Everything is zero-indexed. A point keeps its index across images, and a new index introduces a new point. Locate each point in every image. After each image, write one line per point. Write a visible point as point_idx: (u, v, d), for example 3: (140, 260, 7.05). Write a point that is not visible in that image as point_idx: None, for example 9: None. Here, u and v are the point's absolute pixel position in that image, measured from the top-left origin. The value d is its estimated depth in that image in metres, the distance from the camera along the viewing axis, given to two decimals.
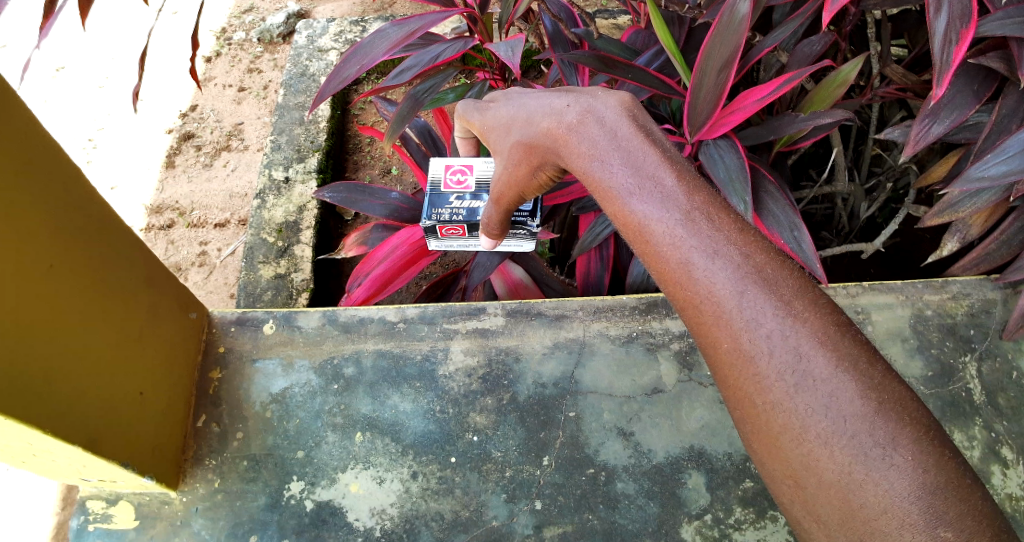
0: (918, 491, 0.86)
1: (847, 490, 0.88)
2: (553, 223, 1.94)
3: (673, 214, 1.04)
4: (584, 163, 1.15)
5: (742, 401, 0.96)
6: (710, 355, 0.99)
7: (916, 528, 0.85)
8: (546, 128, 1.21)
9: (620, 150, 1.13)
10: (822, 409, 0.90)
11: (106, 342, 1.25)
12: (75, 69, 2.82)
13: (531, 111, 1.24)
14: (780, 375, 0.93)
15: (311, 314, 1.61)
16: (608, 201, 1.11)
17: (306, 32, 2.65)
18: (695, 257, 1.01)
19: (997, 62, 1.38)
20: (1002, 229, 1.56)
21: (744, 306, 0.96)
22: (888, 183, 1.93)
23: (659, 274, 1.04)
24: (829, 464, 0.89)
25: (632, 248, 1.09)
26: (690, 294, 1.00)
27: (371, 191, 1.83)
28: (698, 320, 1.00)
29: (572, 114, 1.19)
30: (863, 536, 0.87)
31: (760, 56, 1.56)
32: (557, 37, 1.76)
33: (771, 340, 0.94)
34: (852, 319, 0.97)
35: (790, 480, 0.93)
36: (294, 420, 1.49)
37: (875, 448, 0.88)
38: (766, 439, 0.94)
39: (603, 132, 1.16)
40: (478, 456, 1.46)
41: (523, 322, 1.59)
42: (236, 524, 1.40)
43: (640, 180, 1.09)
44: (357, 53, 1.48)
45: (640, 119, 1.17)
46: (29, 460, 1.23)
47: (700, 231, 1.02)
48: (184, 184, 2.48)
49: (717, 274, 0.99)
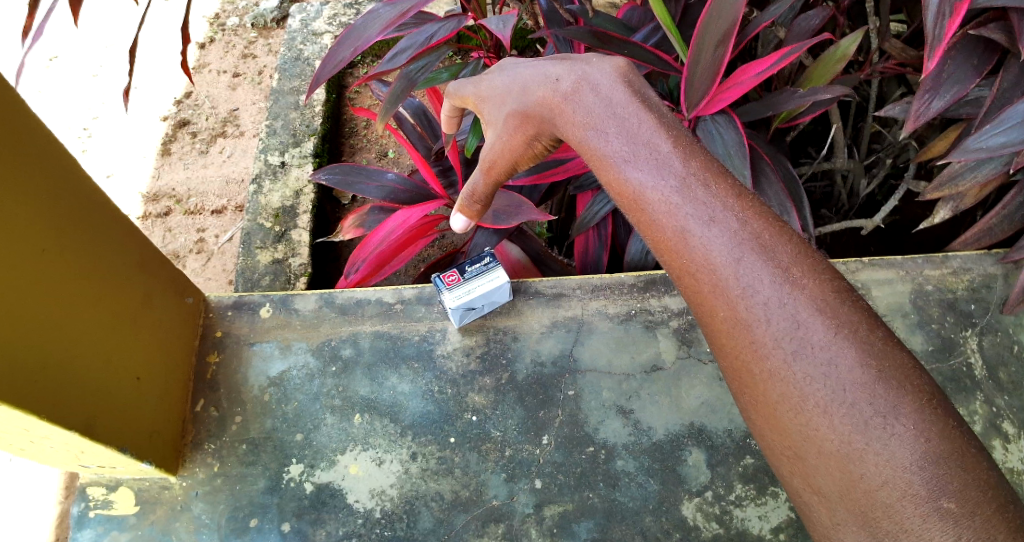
0: (921, 461, 0.85)
1: (847, 461, 0.87)
2: (551, 201, 1.94)
3: (668, 181, 1.04)
4: (579, 131, 1.14)
5: (740, 371, 0.96)
6: (708, 324, 0.99)
7: (918, 499, 0.84)
8: (541, 98, 1.20)
9: (615, 116, 1.12)
10: (821, 378, 0.90)
11: (101, 336, 1.24)
12: (68, 58, 2.80)
13: (526, 81, 1.23)
14: (778, 342, 0.93)
15: (308, 296, 1.60)
16: (603, 169, 1.10)
17: (300, 16, 2.62)
18: (690, 223, 1.00)
19: (998, 35, 1.36)
20: (1003, 203, 1.50)
21: (741, 274, 0.96)
22: (889, 160, 1.91)
23: (655, 243, 1.04)
24: (829, 434, 0.88)
25: (628, 217, 1.08)
26: (685, 262, 1.00)
27: (365, 173, 1.82)
28: (693, 289, 1.00)
29: (566, 84, 1.19)
30: (865, 507, 0.86)
31: (757, 30, 1.52)
32: (551, 16, 1.72)
33: (767, 308, 0.94)
34: (852, 285, 0.96)
35: (789, 451, 0.92)
36: (293, 402, 1.49)
37: (875, 417, 0.87)
38: (765, 409, 0.94)
39: (598, 101, 1.15)
40: (477, 435, 1.46)
41: (521, 302, 1.58)
42: (236, 508, 1.40)
43: (634, 147, 1.09)
44: (350, 36, 1.45)
45: (635, 85, 1.17)
46: (27, 447, 1.22)
47: (697, 197, 1.02)
48: (181, 171, 2.47)
49: (715, 241, 0.98)
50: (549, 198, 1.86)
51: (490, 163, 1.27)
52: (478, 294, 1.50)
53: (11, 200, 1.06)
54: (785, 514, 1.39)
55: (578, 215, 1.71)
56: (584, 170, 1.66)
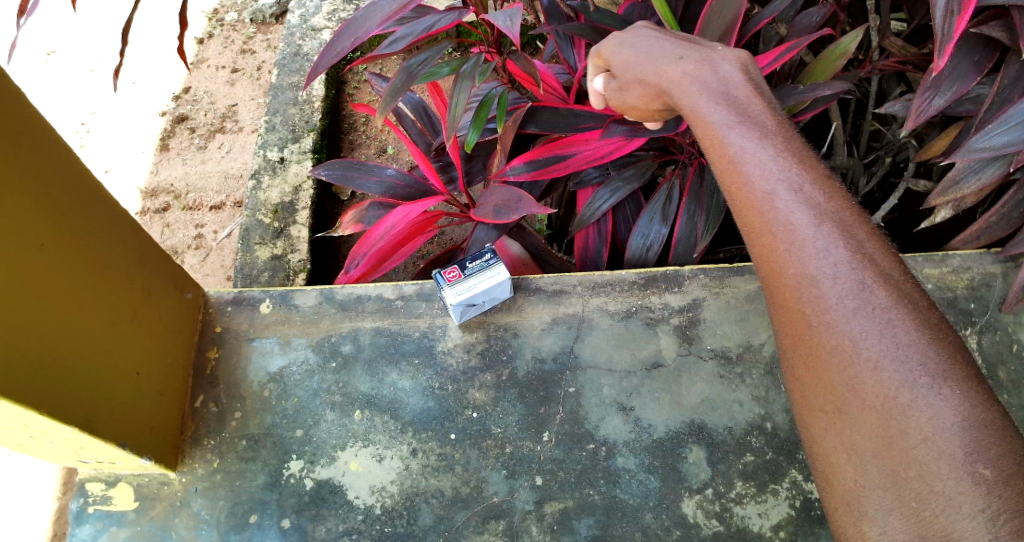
0: (963, 424, 0.87)
1: (889, 416, 0.89)
2: (551, 197, 1.93)
3: (767, 149, 1.05)
4: (693, 99, 1.16)
5: (794, 324, 0.98)
6: (769, 278, 1.01)
7: (954, 461, 0.86)
8: (663, 70, 1.22)
9: (731, 96, 1.14)
10: (877, 335, 0.92)
11: (101, 331, 1.23)
12: (66, 53, 2.78)
13: (654, 54, 1.26)
14: (840, 300, 0.95)
15: (308, 292, 1.59)
16: (706, 133, 1.11)
17: (299, 11, 2.60)
18: (780, 190, 1.01)
19: (999, 32, 1.37)
20: (1002, 201, 1.50)
21: (817, 235, 0.98)
22: (888, 158, 1.90)
23: (738, 203, 1.04)
24: (876, 388, 0.91)
25: (715, 176, 1.09)
26: (766, 221, 1.01)
27: (366, 169, 1.81)
28: (764, 246, 1.01)
29: (692, 60, 1.20)
30: (897, 465, 0.88)
31: (757, 27, 1.54)
32: (552, 11, 1.73)
33: (837, 268, 0.96)
34: (905, 270, 0.98)
35: (831, 406, 0.94)
36: (293, 398, 1.49)
37: (925, 378, 0.89)
38: (809, 363, 0.96)
39: (717, 81, 1.17)
40: (478, 432, 1.46)
41: (522, 298, 1.58)
42: (236, 504, 1.40)
43: (740, 118, 1.10)
44: (350, 28, 1.44)
45: (754, 77, 1.19)
46: (26, 442, 1.21)
47: (789, 168, 1.03)
48: (179, 166, 2.47)
49: (799, 205, 1.00)
50: (548, 194, 1.85)
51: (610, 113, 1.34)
52: (478, 291, 1.49)
53: (10, 198, 1.05)
54: (785, 512, 1.39)
55: (579, 211, 1.72)
56: (586, 167, 1.65)
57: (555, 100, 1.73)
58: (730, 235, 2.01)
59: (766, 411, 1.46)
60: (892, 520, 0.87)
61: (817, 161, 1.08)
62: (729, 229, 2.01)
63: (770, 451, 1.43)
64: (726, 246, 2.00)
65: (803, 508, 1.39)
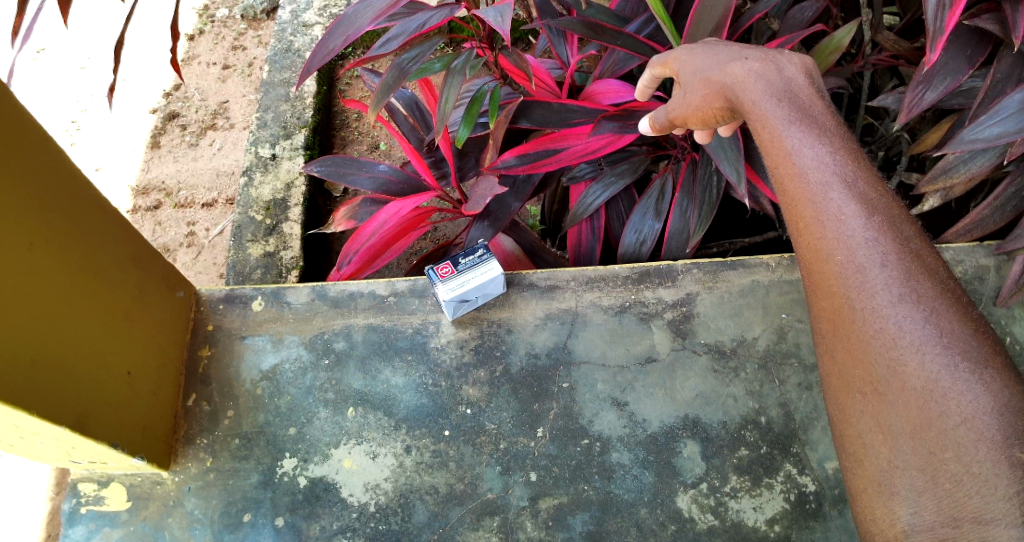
0: (1000, 408, 0.90)
1: (929, 398, 0.93)
2: (545, 193, 1.94)
3: (822, 148, 1.09)
4: (755, 96, 1.18)
5: (835, 309, 1.02)
6: (813, 269, 1.05)
7: (990, 444, 0.89)
8: (729, 68, 1.22)
9: (792, 94, 1.17)
10: (920, 322, 0.96)
11: (94, 330, 1.22)
12: (55, 50, 2.75)
13: (722, 55, 1.25)
14: (886, 286, 0.99)
15: (301, 289, 1.58)
16: (766, 129, 1.14)
17: (290, 7, 2.58)
18: (834, 183, 1.06)
19: (992, 25, 1.35)
20: (997, 193, 1.49)
21: (866, 228, 1.02)
22: (880, 153, 1.90)
23: (791, 195, 1.09)
24: (917, 371, 0.94)
25: (768, 168, 1.14)
26: (818, 212, 1.05)
27: (358, 165, 1.80)
28: (811, 234, 1.05)
29: (756, 59, 1.21)
30: (935, 445, 0.91)
31: (749, 23, 1.53)
32: (545, 7, 1.73)
33: (885, 257, 1.00)
34: (948, 266, 1.02)
35: (869, 388, 0.97)
36: (286, 396, 1.48)
37: (965, 364, 0.93)
38: (851, 348, 0.99)
39: (781, 81, 1.19)
40: (471, 428, 1.45)
41: (515, 295, 1.57)
42: (229, 503, 1.39)
43: (800, 114, 1.14)
44: (341, 25, 1.43)
45: (816, 80, 1.20)
46: (17, 443, 1.20)
47: (844, 164, 1.08)
48: (171, 164, 2.45)
49: (852, 199, 1.05)
50: (542, 191, 1.84)
51: (673, 110, 1.31)
52: (473, 288, 1.49)
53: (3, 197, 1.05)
54: (779, 506, 1.39)
55: (571, 207, 1.72)
56: (576, 161, 1.64)
57: (547, 95, 1.71)
58: (723, 230, 2.01)
59: (760, 405, 1.46)
60: (924, 500, 0.90)
61: (820, 160, 1.08)
62: (722, 224, 2.01)
63: (764, 445, 1.43)
64: (718, 240, 2.00)
65: (798, 501, 1.39)
